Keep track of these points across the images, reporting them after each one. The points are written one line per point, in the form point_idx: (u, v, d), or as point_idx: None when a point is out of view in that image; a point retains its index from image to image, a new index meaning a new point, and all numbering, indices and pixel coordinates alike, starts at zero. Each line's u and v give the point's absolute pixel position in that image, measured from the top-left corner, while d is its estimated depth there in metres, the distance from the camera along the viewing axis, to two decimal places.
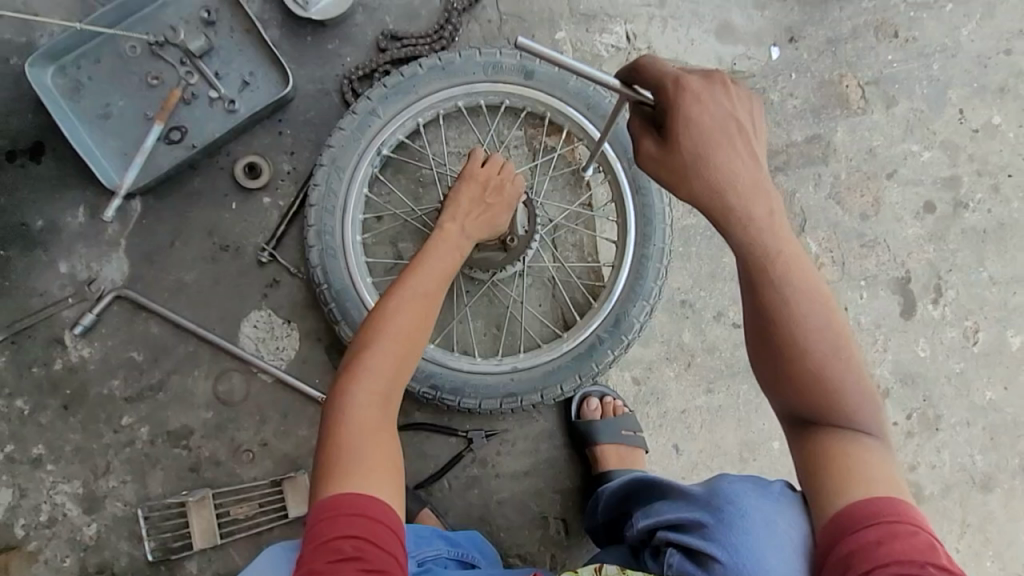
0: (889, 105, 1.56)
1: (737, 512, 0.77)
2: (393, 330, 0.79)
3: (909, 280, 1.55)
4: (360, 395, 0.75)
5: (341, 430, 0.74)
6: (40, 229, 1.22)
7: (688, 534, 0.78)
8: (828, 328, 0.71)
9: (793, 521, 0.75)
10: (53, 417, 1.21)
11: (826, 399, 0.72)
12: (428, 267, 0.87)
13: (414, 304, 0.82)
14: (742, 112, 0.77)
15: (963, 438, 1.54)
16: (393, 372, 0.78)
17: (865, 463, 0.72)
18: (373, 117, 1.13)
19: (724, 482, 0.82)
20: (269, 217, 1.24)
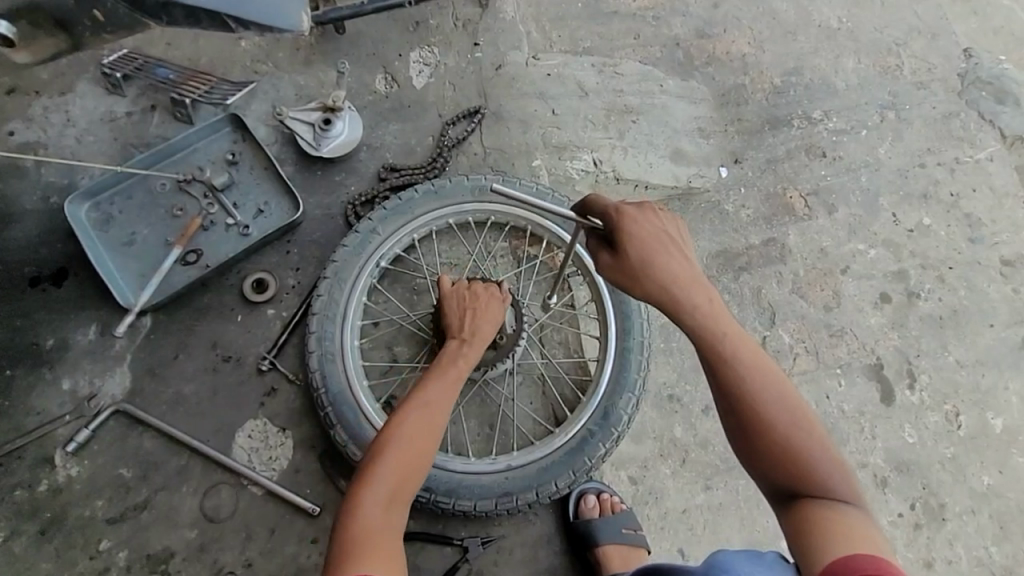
0: (830, 211, 1.77)
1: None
2: (406, 434, 0.83)
3: (881, 366, 1.62)
4: (374, 501, 0.77)
5: (347, 544, 0.73)
6: (50, 349, 1.28)
7: None
8: (782, 400, 0.80)
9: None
10: (27, 544, 1.16)
11: (797, 466, 0.77)
12: (435, 381, 0.92)
13: (427, 406, 0.86)
14: (672, 226, 0.94)
15: (972, 527, 1.50)
16: (409, 472, 0.80)
17: (850, 528, 0.72)
18: (373, 235, 1.27)
19: (718, 555, 0.80)
20: (272, 328, 1.31)
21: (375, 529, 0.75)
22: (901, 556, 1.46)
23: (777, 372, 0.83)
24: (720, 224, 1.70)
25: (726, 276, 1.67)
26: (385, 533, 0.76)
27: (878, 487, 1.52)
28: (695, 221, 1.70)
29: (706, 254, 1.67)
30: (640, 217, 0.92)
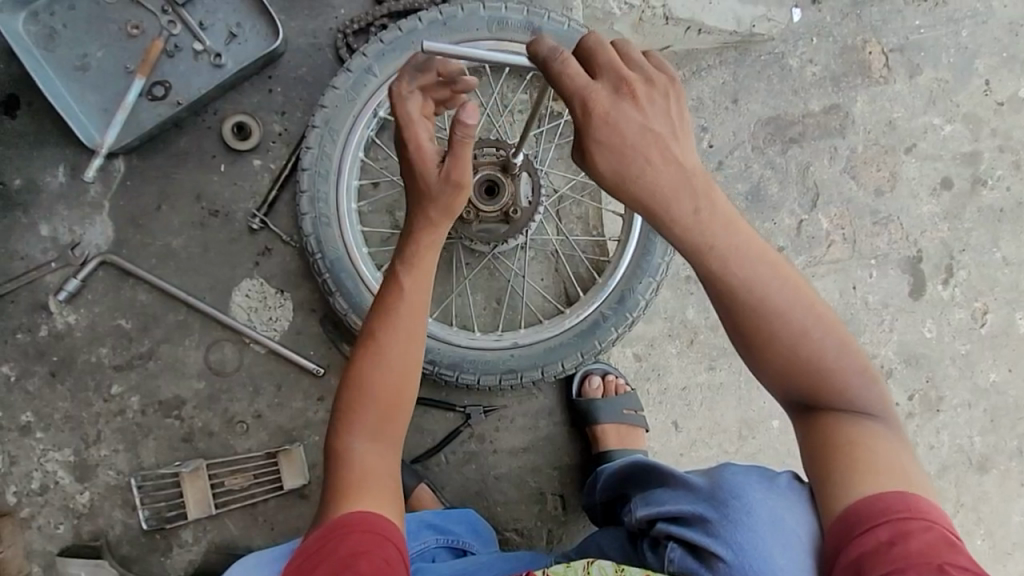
0: (912, 74, 1.49)
1: (740, 506, 0.77)
2: (386, 359, 0.75)
3: (920, 258, 1.51)
4: (361, 421, 0.74)
5: (347, 462, 0.73)
6: (19, 189, 1.16)
7: (688, 528, 0.79)
8: (800, 319, 0.70)
9: (800, 518, 0.75)
10: (41, 384, 1.18)
11: (820, 388, 0.72)
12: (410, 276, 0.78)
13: (404, 326, 0.76)
14: (663, 108, 0.64)
15: (963, 419, 1.53)
16: (388, 400, 0.75)
17: (869, 455, 0.72)
18: (369, 76, 1.06)
19: (728, 474, 0.82)
20: (260, 181, 1.18)
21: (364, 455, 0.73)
22: None
23: (788, 276, 0.70)
24: (778, 83, 1.46)
25: (773, 148, 1.47)
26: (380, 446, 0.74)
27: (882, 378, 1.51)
28: (748, 79, 1.46)
29: (755, 120, 1.46)
30: (619, 109, 0.63)
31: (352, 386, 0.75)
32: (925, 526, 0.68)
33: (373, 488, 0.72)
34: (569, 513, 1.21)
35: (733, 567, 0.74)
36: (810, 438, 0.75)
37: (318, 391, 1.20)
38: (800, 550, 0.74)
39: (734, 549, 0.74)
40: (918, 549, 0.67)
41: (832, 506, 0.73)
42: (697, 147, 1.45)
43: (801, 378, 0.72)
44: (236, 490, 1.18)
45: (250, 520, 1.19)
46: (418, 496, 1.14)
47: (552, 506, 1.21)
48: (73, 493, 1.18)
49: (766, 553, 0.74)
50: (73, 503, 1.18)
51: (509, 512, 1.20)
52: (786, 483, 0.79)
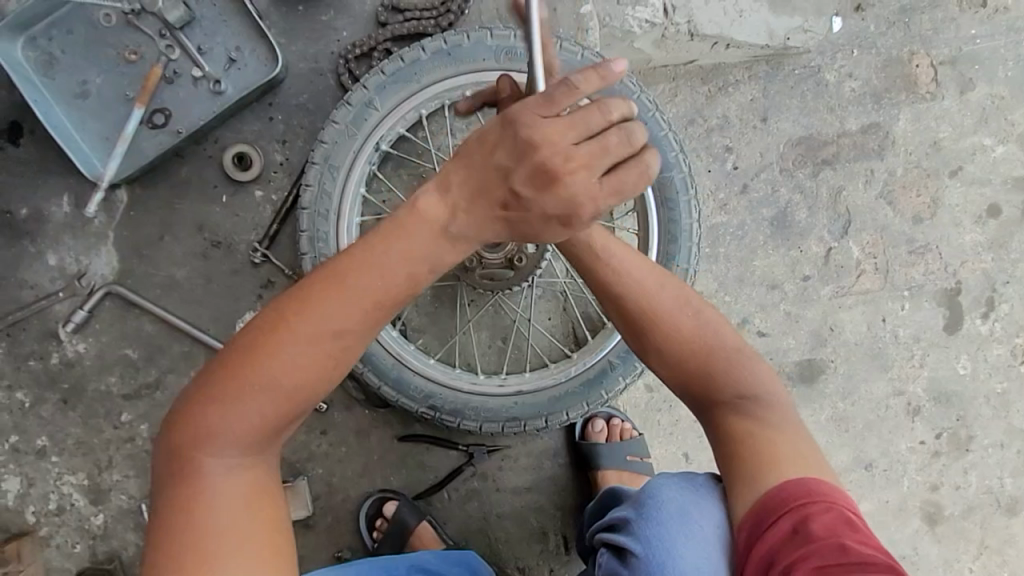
0: (964, 89, 1.36)
1: (655, 505, 0.84)
2: (282, 365, 0.57)
3: (959, 290, 1.41)
4: (222, 451, 0.59)
5: (197, 495, 0.58)
6: (26, 219, 1.16)
7: (619, 533, 0.86)
8: (679, 310, 0.76)
9: (708, 514, 0.79)
10: (53, 411, 1.20)
11: (714, 374, 0.77)
12: (330, 298, 0.56)
13: (320, 348, 0.57)
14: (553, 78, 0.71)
15: (994, 459, 1.45)
16: (265, 422, 0.58)
17: (772, 444, 0.74)
18: (370, 110, 1.01)
19: (654, 479, 0.89)
20: (262, 212, 1.15)
21: (216, 503, 0.58)
22: (910, 479, 1.44)
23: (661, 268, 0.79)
24: (813, 99, 1.36)
25: (804, 171, 1.37)
26: (249, 485, 0.60)
27: (909, 415, 1.43)
28: (779, 96, 1.36)
29: (785, 140, 1.36)
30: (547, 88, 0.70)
31: (226, 379, 0.58)
32: (826, 507, 0.69)
33: (233, 548, 0.57)
34: (571, 554, 1.20)
35: (644, 561, 0.80)
36: (719, 436, 0.77)
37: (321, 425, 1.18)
38: (705, 543, 0.77)
39: (644, 544, 0.81)
40: (819, 532, 0.67)
41: (744, 497, 0.74)
42: (721, 168, 1.37)
43: (693, 374, 0.77)
44: None
45: None
46: (418, 534, 1.15)
47: (554, 546, 1.20)
48: (88, 515, 1.22)
49: (671, 548, 0.79)
50: (88, 525, 1.22)
51: (511, 550, 1.19)
52: (702, 483, 0.84)
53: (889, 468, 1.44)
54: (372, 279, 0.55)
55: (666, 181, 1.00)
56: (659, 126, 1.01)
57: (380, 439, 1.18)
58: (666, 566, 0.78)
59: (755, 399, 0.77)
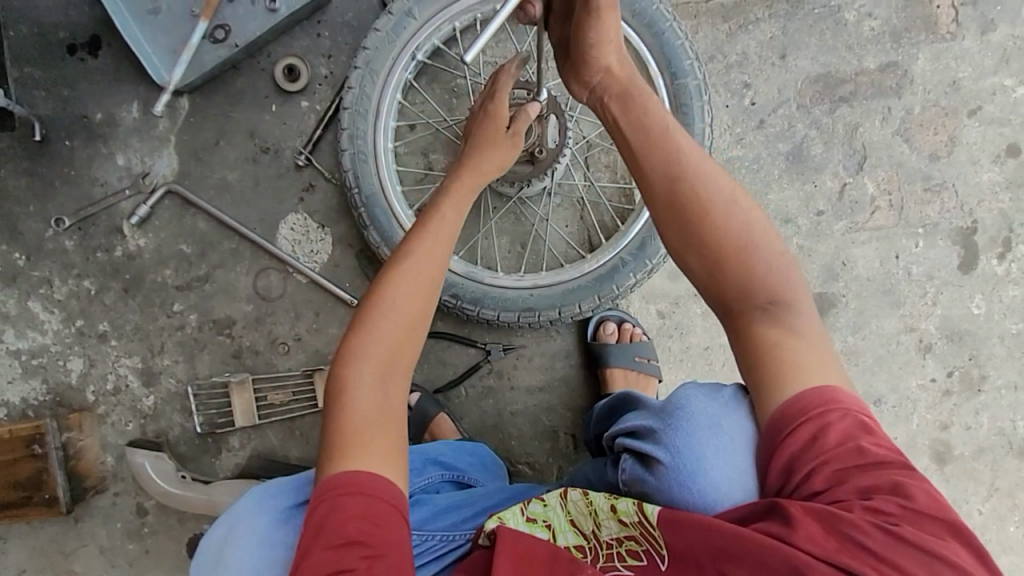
0: (985, 30, 1.40)
1: (683, 414, 0.78)
2: (402, 292, 0.78)
3: (975, 229, 1.43)
4: (359, 371, 0.74)
5: (344, 396, 0.74)
6: (100, 123, 1.30)
7: (642, 441, 0.81)
8: (720, 199, 0.78)
9: (738, 424, 0.74)
10: (115, 298, 1.33)
11: (737, 263, 0.76)
12: (402, 286, 0.79)
13: (398, 310, 0.77)
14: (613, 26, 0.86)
15: (1007, 402, 1.46)
16: (385, 345, 0.76)
17: (787, 352, 0.71)
18: (408, 20, 1.11)
19: (680, 389, 0.82)
20: (307, 121, 1.27)
21: (371, 370, 0.75)
22: (920, 416, 1.46)
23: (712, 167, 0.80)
24: (831, 37, 1.41)
25: (821, 107, 1.42)
26: (390, 361, 0.76)
27: (920, 352, 1.45)
28: (799, 33, 1.41)
29: (804, 76, 1.41)
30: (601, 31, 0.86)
31: (346, 367, 0.75)
32: (843, 414, 0.67)
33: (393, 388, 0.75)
34: (579, 453, 1.27)
35: (671, 470, 0.75)
36: (740, 333, 0.75)
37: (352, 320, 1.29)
38: (735, 451, 0.72)
39: (673, 454, 0.75)
40: (835, 439, 0.66)
41: (764, 405, 0.71)
42: (738, 104, 1.42)
43: (734, 279, 0.76)
44: (277, 405, 1.30)
45: (289, 432, 1.31)
46: (437, 423, 1.22)
47: (564, 444, 1.27)
48: (140, 396, 1.34)
49: (699, 460, 0.73)
50: (140, 405, 1.34)
51: (522, 447, 1.27)
52: (730, 395, 0.78)
53: (898, 404, 1.46)
54: (408, 300, 0.78)
55: (681, 87, 1.08)
56: (678, 38, 1.08)
57: None
58: (696, 478, 0.72)
59: (789, 307, 0.75)
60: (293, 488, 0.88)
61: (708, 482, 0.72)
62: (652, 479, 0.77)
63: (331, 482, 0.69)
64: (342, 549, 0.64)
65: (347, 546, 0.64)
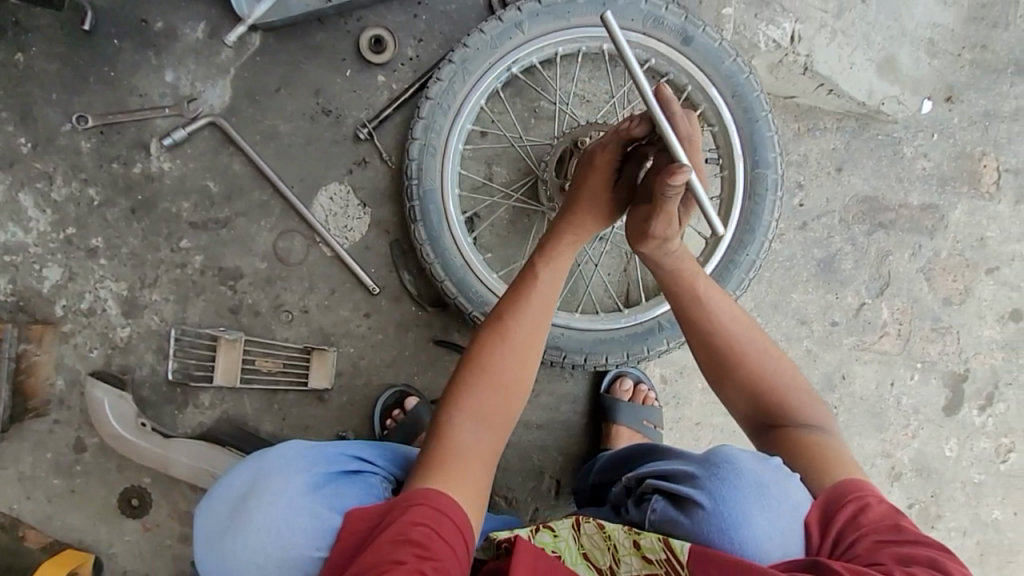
0: (1019, 199, 1.49)
1: (731, 470, 0.76)
2: (519, 329, 0.82)
3: (965, 377, 1.51)
4: (467, 404, 0.78)
5: (449, 428, 0.77)
6: (159, 32, 1.22)
7: (677, 483, 0.79)
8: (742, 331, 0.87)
9: (789, 490, 0.74)
10: (119, 216, 1.23)
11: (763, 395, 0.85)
12: (519, 326, 0.82)
13: (516, 349, 0.81)
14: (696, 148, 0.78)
15: (954, 544, 1.52)
16: (493, 379, 0.80)
17: (825, 453, 0.79)
18: (516, 31, 1.09)
19: (724, 447, 0.81)
20: (379, 96, 1.22)
21: (475, 401, 0.78)
22: None
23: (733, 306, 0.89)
24: (886, 165, 1.47)
25: (860, 226, 1.47)
26: (497, 398, 0.79)
27: (890, 479, 1.51)
28: (858, 152, 1.47)
29: (852, 194, 1.47)
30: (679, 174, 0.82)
31: (458, 393, 0.79)
32: (878, 499, 0.72)
33: (490, 420, 0.78)
34: (559, 499, 1.24)
35: (712, 516, 0.73)
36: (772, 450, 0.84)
37: (366, 307, 1.24)
38: (786, 514, 0.72)
39: (716, 500, 0.74)
40: (877, 516, 0.70)
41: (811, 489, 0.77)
42: (788, 201, 1.46)
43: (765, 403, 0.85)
44: (263, 373, 1.22)
45: (267, 404, 1.23)
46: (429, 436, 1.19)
47: (546, 487, 1.24)
48: (115, 325, 1.23)
49: (744, 512, 0.72)
50: (112, 334, 1.23)
51: (504, 479, 1.23)
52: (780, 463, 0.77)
53: None
54: (523, 341, 0.82)
55: (759, 176, 1.10)
56: (767, 130, 1.10)
57: (415, 337, 1.24)
58: (738, 528, 0.72)
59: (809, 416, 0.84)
60: (321, 456, 0.82)
61: (751, 537, 0.71)
62: (685, 521, 0.75)
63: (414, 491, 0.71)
64: (400, 546, 0.64)
65: (405, 543, 0.64)
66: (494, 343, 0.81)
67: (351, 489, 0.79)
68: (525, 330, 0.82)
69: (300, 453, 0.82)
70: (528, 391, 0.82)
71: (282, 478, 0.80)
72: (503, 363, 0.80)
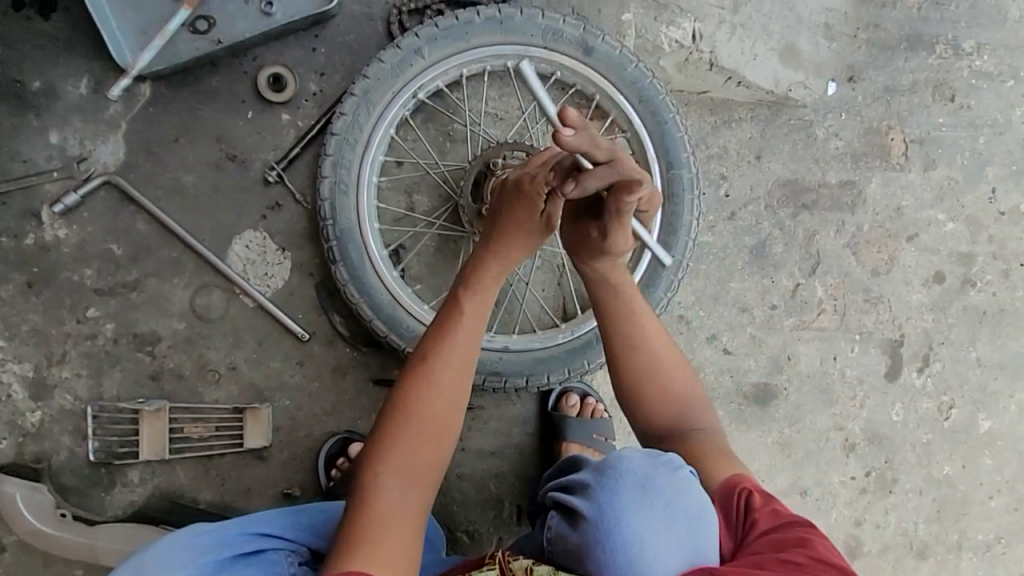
0: (927, 167, 1.56)
1: (615, 474, 0.75)
2: (442, 372, 0.78)
3: (901, 343, 1.56)
4: (392, 461, 0.74)
5: (374, 490, 0.72)
6: (37, 92, 1.14)
7: (572, 496, 0.77)
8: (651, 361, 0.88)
9: (671, 490, 0.73)
10: (14, 293, 1.14)
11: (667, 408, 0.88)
12: (441, 369, 0.78)
13: (440, 396, 0.77)
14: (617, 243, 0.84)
15: (912, 504, 1.57)
16: (418, 431, 0.76)
17: (708, 449, 0.85)
18: (416, 57, 1.07)
19: (620, 449, 0.80)
20: (285, 136, 1.17)
21: (401, 457, 0.74)
22: (838, 511, 1.54)
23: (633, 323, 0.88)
24: (802, 148, 1.51)
25: (785, 210, 1.51)
26: (424, 451, 0.75)
27: (844, 450, 1.55)
28: (775, 139, 1.50)
29: (773, 179, 1.50)
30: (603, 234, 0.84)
31: (382, 450, 0.75)
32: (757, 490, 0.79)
33: (417, 475, 0.74)
34: (522, 524, 1.22)
35: (594, 526, 0.71)
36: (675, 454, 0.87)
37: (298, 355, 1.18)
38: (662, 515, 0.71)
39: (597, 508, 0.72)
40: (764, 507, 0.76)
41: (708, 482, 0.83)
42: (714, 193, 1.48)
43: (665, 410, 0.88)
44: (194, 439, 1.15)
45: (202, 472, 1.16)
46: None
47: (507, 514, 1.21)
48: (24, 410, 1.14)
49: (625, 517, 0.70)
50: (21, 421, 1.14)
51: (464, 513, 1.20)
52: (669, 463, 0.76)
53: (821, 497, 1.53)
54: (446, 385, 0.78)
55: (675, 177, 1.11)
56: (677, 131, 1.11)
57: (354, 380, 1.19)
58: (620, 535, 0.69)
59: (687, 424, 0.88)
60: (219, 539, 0.82)
61: (628, 540, 0.69)
62: (572, 536, 0.73)
63: (339, 573, 0.66)
64: None
65: None
66: (417, 392, 0.77)
67: (248, 572, 0.82)
68: (446, 374, 0.78)
69: (196, 539, 0.82)
70: (457, 436, 0.78)
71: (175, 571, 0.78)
72: (428, 413, 0.76)
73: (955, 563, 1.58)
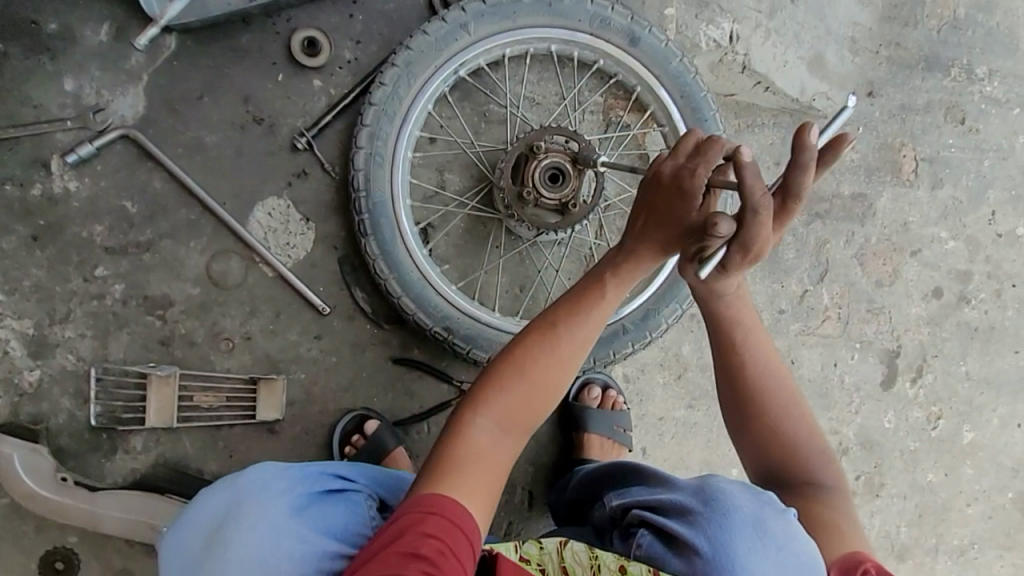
0: (934, 186, 1.61)
1: (722, 508, 0.74)
2: (566, 338, 0.78)
3: (898, 353, 1.61)
4: (495, 408, 0.74)
5: (471, 431, 0.73)
6: (53, 35, 1.08)
7: (669, 519, 0.77)
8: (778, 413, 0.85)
9: (783, 529, 0.73)
10: (17, 245, 1.08)
11: (785, 458, 0.85)
12: (564, 334, 0.78)
13: (557, 358, 0.77)
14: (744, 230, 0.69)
15: (896, 508, 1.63)
16: (527, 387, 0.76)
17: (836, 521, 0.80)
18: (461, 32, 1.05)
19: (717, 477, 0.80)
20: (316, 102, 1.14)
21: (503, 406, 0.75)
22: None
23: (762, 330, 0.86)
24: None
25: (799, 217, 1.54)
26: (529, 408, 0.76)
27: (838, 454, 1.59)
28: None
29: None
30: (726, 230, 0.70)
31: (483, 394, 0.75)
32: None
33: (516, 430, 0.75)
34: (533, 511, 1.22)
35: (707, 561, 0.71)
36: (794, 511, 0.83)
37: (317, 329, 1.15)
38: (774, 555, 0.71)
39: (710, 542, 0.72)
40: None
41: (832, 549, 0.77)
42: None
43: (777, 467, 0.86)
44: (203, 409, 1.11)
45: (210, 443, 1.13)
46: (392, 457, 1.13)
47: (519, 500, 1.21)
48: (22, 368, 1.08)
49: (738, 552, 0.71)
50: (19, 379, 1.08)
51: None
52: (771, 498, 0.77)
53: None
54: (565, 349, 0.78)
55: None
56: (714, 129, 1.12)
57: (373, 357, 1.17)
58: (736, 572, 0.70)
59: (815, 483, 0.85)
60: (303, 476, 0.82)
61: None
62: (676, 562, 0.74)
63: (425, 497, 0.67)
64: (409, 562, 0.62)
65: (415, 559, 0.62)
66: (530, 348, 0.77)
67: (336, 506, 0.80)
68: (568, 341, 0.78)
69: (284, 472, 0.82)
70: (560, 401, 0.79)
71: (263, 497, 0.78)
72: (541, 372, 0.76)
73: (931, 566, 1.65)
